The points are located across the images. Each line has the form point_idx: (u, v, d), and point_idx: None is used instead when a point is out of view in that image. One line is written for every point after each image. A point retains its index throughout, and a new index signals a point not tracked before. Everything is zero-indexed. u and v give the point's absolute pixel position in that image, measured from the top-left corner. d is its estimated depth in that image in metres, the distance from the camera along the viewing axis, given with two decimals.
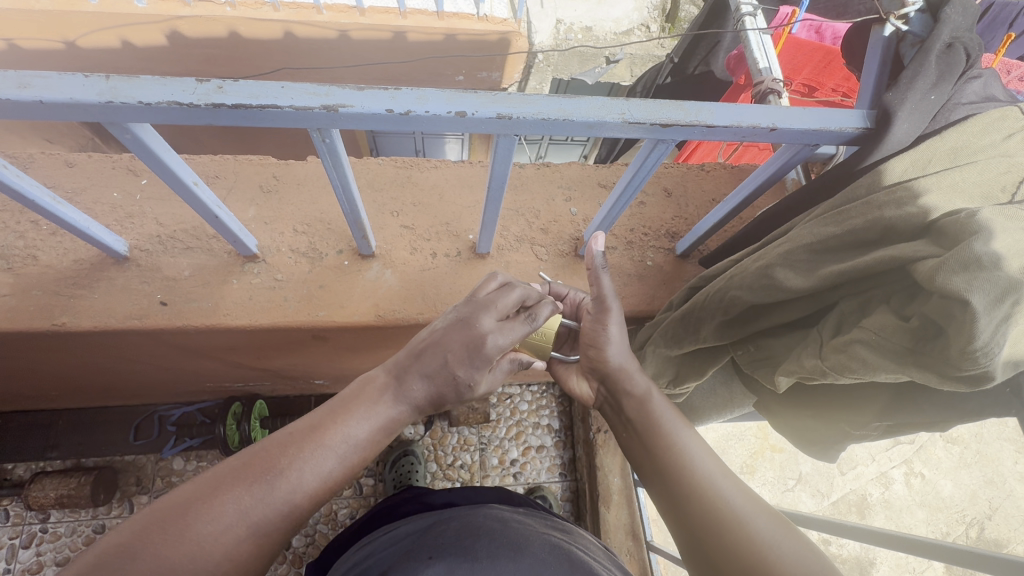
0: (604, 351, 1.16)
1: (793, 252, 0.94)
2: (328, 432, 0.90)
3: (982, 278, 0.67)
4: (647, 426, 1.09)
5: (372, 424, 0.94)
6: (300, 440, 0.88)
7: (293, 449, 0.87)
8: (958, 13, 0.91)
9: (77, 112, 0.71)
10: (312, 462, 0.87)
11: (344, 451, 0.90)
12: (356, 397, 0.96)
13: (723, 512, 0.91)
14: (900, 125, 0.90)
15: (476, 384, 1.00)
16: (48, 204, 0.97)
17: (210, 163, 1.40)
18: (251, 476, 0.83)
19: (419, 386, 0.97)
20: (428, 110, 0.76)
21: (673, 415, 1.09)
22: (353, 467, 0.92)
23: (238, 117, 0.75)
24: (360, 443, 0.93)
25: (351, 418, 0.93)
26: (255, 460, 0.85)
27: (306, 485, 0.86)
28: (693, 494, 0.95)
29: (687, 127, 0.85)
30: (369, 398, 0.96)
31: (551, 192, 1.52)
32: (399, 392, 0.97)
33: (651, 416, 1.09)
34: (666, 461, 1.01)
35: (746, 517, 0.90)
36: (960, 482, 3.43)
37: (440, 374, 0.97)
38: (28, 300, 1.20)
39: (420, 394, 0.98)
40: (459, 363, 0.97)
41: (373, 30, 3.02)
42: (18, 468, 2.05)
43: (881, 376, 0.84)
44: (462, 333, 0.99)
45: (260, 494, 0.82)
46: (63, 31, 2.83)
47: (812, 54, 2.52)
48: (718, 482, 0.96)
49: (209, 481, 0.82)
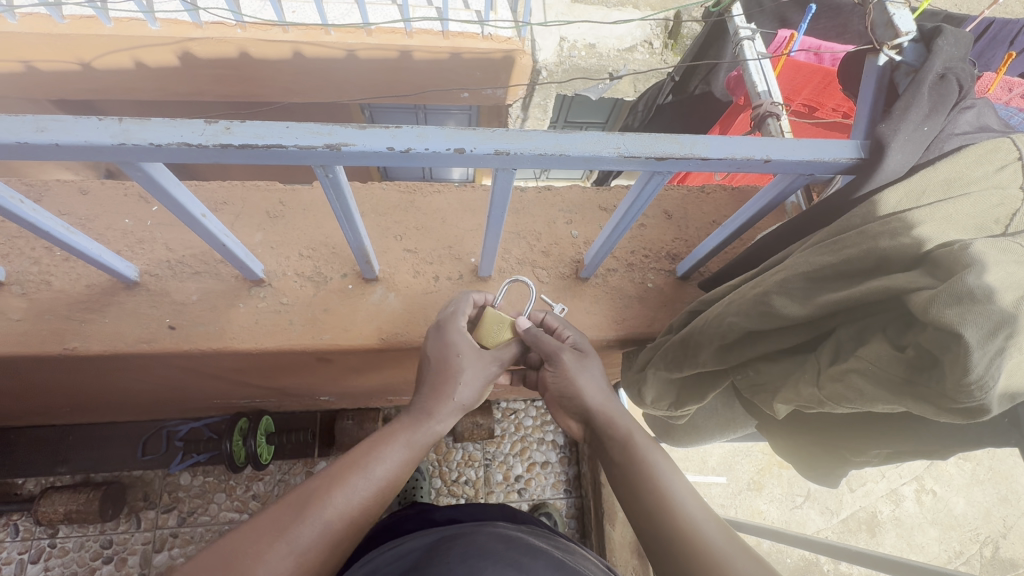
0: (586, 396, 1.17)
1: (789, 280, 0.94)
2: (360, 467, 1.00)
3: (976, 311, 0.67)
4: (634, 465, 1.07)
5: (401, 458, 1.05)
6: (349, 469, 0.99)
7: (339, 478, 0.97)
8: (950, 44, 0.95)
9: (92, 153, 0.74)
10: (352, 486, 0.97)
11: (381, 476, 1.00)
12: (401, 429, 1.09)
13: (706, 553, 0.91)
14: (894, 156, 0.90)
15: (465, 353, 1.14)
16: (61, 234, 1.01)
17: (218, 189, 1.43)
18: (296, 509, 0.92)
19: (443, 401, 1.12)
20: (428, 146, 0.79)
21: (658, 456, 1.08)
22: (386, 492, 1.01)
23: (245, 156, 0.78)
24: (395, 465, 1.03)
25: (383, 454, 1.03)
26: (297, 500, 0.94)
27: (348, 502, 0.96)
28: (675, 534, 0.95)
29: (682, 160, 0.87)
30: (412, 424, 1.10)
31: (553, 215, 1.54)
32: (425, 410, 1.11)
33: (636, 458, 1.07)
34: (653, 502, 1.00)
35: (728, 559, 0.89)
36: (972, 499, 3.33)
37: (444, 388, 1.12)
38: (41, 324, 1.23)
39: (443, 410, 1.12)
40: (455, 364, 1.13)
41: (380, 50, 3.08)
42: (28, 483, 2.08)
43: (880, 405, 0.85)
44: (441, 338, 1.15)
45: (309, 525, 0.91)
46: (78, 53, 2.91)
47: (811, 75, 2.52)
48: (697, 524, 0.96)
49: (257, 524, 0.91)
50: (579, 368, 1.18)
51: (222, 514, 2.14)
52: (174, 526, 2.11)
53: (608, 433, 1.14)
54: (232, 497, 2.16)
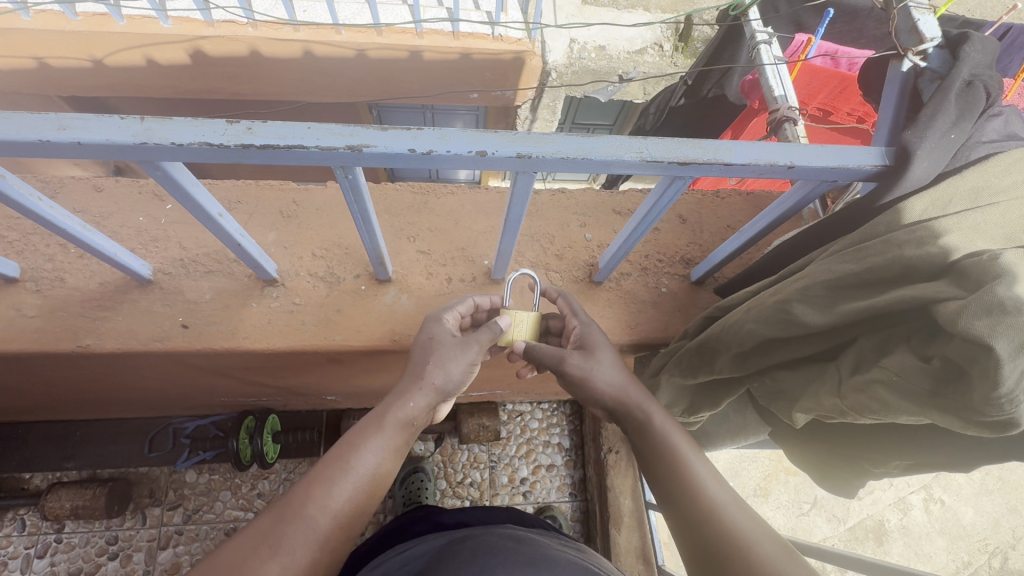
0: (597, 376, 1.13)
1: (810, 288, 0.93)
2: (337, 468, 0.96)
3: (1007, 323, 0.65)
4: (654, 443, 1.05)
5: (376, 455, 0.99)
6: (329, 465, 0.96)
7: (321, 478, 0.94)
8: (976, 52, 0.94)
9: (113, 151, 0.74)
10: (332, 485, 0.94)
11: (361, 471, 0.97)
12: (377, 412, 1.06)
13: (730, 532, 0.89)
14: (920, 164, 0.88)
15: (435, 340, 1.12)
16: (77, 232, 1.01)
17: (232, 188, 1.42)
18: (277, 523, 0.88)
19: (413, 382, 1.08)
20: (450, 149, 0.78)
21: (682, 436, 1.05)
22: (367, 492, 0.97)
23: (266, 157, 0.77)
24: (373, 458, 0.99)
25: (357, 451, 0.98)
26: (279, 513, 0.89)
27: (330, 504, 0.92)
28: (698, 511, 0.93)
29: (705, 165, 0.86)
30: (387, 408, 1.05)
31: (566, 218, 1.53)
32: (398, 393, 1.08)
33: (659, 437, 1.05)
34: (677, 481, 0.98)
35: (751, 539, 0.87)
36: (982, 509, 3.28)
37: (417, 370, 1.10)
38: (54, 321, 1.23)
39: (413, 391, 1.07)
40: (429, 346, 1.11)
41: (390, 50, 3.08)
42: (35, 478, 2.08)
43: (903, 415, 0.84)
44: (425, 329, 1.15)
45: (294, 533, 0.88)
46: (91, 50, 2.93)
47: (827, 80, 2.51)
48: (721, 502, 0.94)
49: (248, 537, 0.86)
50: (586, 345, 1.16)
51: (227, 512, 2.13)
52: (179, 523, 2.11)
53: (629, 412, 1.10)
54: (237, 495, 2.16)
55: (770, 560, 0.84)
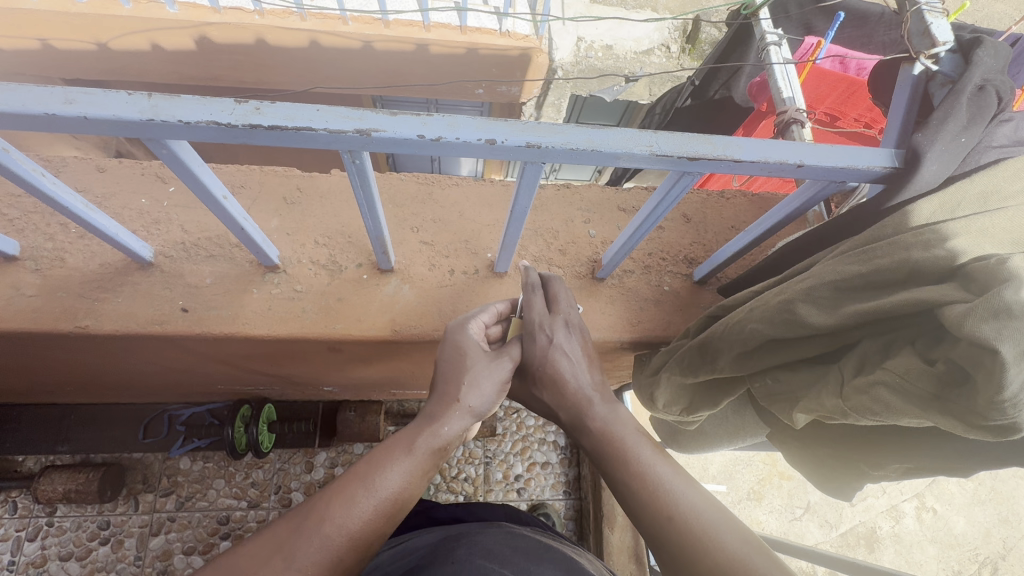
0: (563, 383, 1.08)
1: (816, 288, 0.92)
2: (357, 485, 0.93)
3: (1014, 327, 0.65)
4: (610, 446, 1.00)
5: (402, 475, 0.96)
6: (350, 482, 0.93)
7: (341, 495, 0.91)
8: (989, 56, 0.94)
9: (120, 128, 0.73)
10: (352, 502, 0.90)
11: (385, 494, 0.93)
12: (405, 436, 1.02)
13: (691, 526, 0.85)
14: (929, 166, 0.89)
15: (467, 358, 1.07)
16: (80, 212, 1.00)
17: (236, 172, 1.42)
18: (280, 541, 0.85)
19: (446, 405, 1.04)
20: (459, 136, 0.77)
21: (637, 438, 1.01)
22: (389, 515, 0.93)
23: (273, 138, 0.76)
24: (398, 480, 0.95)
25: (381, 472, 0.94)
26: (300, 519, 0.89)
27: (348, 523, 0.89)
28: (657, 510, 0.88)
29: (715, 161, 0.85)
30: (418, 431, 1.02)
31: (570, 213, 1.52)
32: (431, 416, 1.04)
33: (613, 442, 1.00)
34: (633, 482, 0.93)
35: (714, 534, 0.83)
36: (973, 519, 3.28)
37: (449, 392, 1.05)
38: (53, 302, 1.22)
39: (447, 414, 1.03)
40: (461, 362, 1.07)
41: (396, 42, 3.06)
42: (28, 461, 2.07)
43: (905, 418, 0.83)
44: (450, 342, 1.10)
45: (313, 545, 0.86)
46: (96, 33, 2.92)
47: (836, 84, 2.51)
48: (680, 497, 0.89)
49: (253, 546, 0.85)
50: (554, 350, 1.09)
51: (220, 500, 2.13)
52: (171, 510, 2.10)
53: (584, 422, 1.05)
54: (231, 483, 2.16)
55: (736, 553, 0.80)
